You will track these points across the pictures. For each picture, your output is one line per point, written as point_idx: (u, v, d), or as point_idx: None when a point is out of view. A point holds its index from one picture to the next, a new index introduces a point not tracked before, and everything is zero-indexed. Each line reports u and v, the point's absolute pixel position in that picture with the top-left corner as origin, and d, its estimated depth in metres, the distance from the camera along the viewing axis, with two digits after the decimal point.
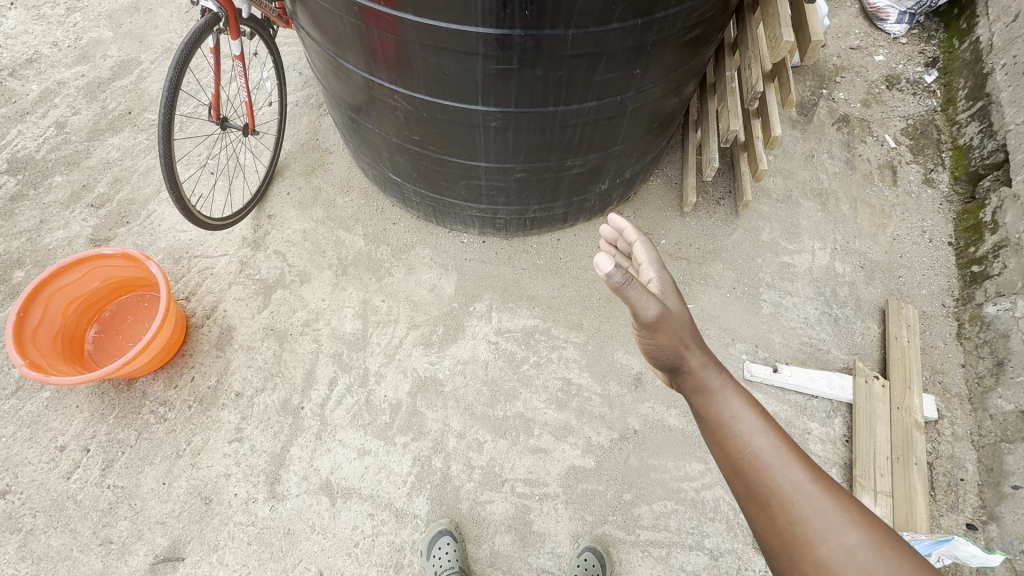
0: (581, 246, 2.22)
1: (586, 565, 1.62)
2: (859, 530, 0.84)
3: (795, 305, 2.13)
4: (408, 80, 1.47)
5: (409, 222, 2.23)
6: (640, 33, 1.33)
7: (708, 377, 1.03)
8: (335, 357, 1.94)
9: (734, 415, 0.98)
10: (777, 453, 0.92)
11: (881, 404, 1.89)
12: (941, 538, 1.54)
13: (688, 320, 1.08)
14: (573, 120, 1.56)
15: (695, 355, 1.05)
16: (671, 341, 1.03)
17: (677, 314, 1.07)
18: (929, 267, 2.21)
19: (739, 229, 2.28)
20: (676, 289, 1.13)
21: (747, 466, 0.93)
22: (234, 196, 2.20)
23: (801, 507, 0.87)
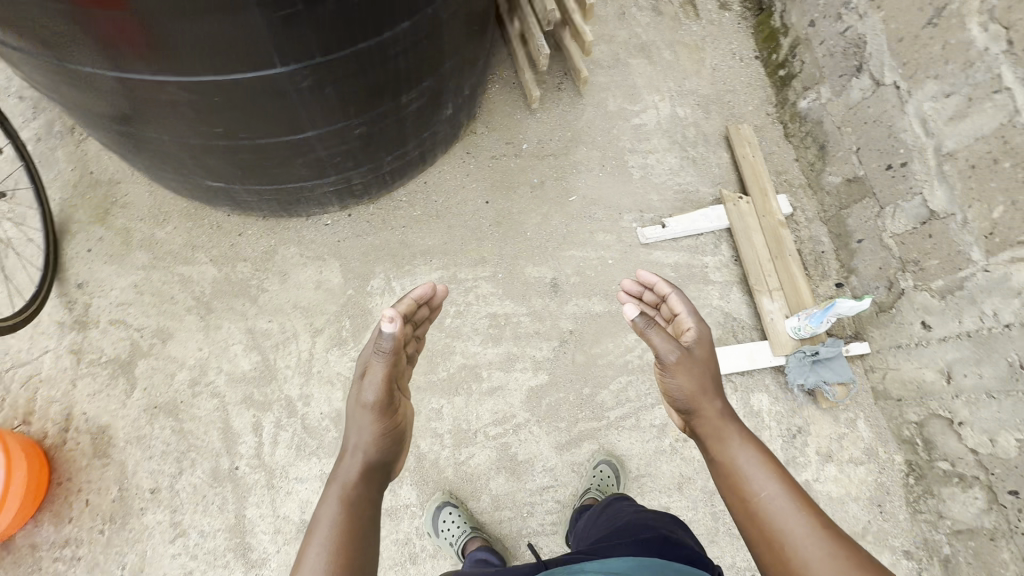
0: (451, 180, 2.11)
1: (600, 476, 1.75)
2: (858, 570, 0.93)
3: (658, 161, 2.26)
4: (176, 63, 1.17)
5: (256, 226, 1.92)
6: None
7: (726, 421, 1.19)
8: (247, 402, 1.72)
9: (746, 459, 1.12)
10: (780, 499, 1.04)
11: (750, 218, 2.13)
12: (827, 305, 1.83)
13: (710, 371, 1.24)
14: (392, 50, 1.37)
15: (715, 401, 1.21)
16: (691, 385, 1.21)
17: (697, 363, 1.24)
18: (748, 84, 2.43)
19: (587, 108, 2.30)
20: (708, 343, 1.29)
21: (756, 508, 1.06)
22: (17, 281, 1.77)
23: (802, 548, 0.98)
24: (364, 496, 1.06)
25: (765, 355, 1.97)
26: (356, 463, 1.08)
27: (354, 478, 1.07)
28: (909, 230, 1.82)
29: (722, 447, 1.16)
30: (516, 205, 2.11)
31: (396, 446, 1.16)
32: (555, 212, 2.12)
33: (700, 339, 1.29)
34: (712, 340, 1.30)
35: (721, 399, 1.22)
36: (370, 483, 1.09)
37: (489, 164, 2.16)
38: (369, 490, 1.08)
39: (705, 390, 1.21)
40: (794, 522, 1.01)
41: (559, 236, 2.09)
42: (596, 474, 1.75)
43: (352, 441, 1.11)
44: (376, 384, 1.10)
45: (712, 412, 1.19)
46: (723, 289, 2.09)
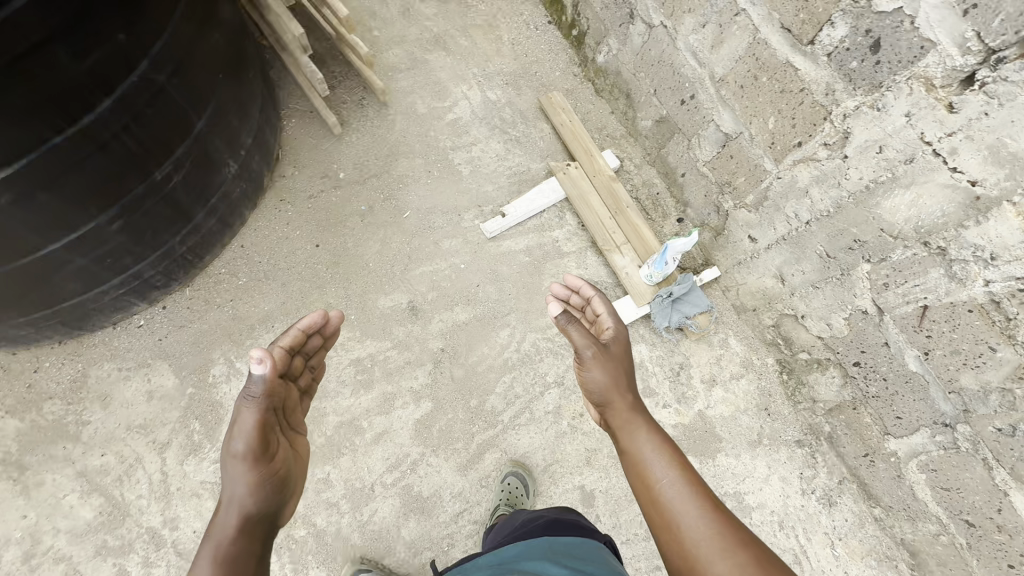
0: (272, 234, 1.95)
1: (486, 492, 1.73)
2: (745, 550, 0.94)
3: (483, 151, 2.23)
4: None
5: (58, 354, 1.69)
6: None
7: (635, 413, 1.19)
8: (104, 551, 1.53)
9: (650, 448, 1.12)
10: (678, 486, 1.04)
11: (583, 181, 2.16)
12: (664, 250, 1.89)
13: (622, 367, 1.26)
14: (105, 133, 1.21)
15: (625, 395, 1.21)
16: (606, 380, 1.22)
17: (611, 361, 1.26)
18: (549, 50, 2.44)
19: (397, 117, 2.21)
20: (620, 341, 1.32)
21: (653, 500, 1.05)
22: None
23: (695, 534, 0.98)
24: (246, 552, 0.92)
25: (630, 309, 2.00)
26: (233, 513, 0.95)
27: (232, 534, 0.93)
28: (715, 156, 1.91)
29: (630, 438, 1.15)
30: (350, 238, 1.99)
31: (286, 495, 1.03)
32: (393, 233, 2.03)
33: (615, 337, 1.33)
34: (627, 337, 1.33)
35: (631, 394, 1.23)
36: (250, 538, 0.94)
37: (309, 204, 2.01)
38: (250, 547, 0.93)
39: (619, 382, 1.23)
40: (689, 505, 1.02)
41: (404, 256, 2.00)
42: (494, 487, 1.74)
43: (230, 491, 0.98)
44: (249, 426, 1.00)
45: (623, 404, 1.20)
46: (578, 258, 2.11)
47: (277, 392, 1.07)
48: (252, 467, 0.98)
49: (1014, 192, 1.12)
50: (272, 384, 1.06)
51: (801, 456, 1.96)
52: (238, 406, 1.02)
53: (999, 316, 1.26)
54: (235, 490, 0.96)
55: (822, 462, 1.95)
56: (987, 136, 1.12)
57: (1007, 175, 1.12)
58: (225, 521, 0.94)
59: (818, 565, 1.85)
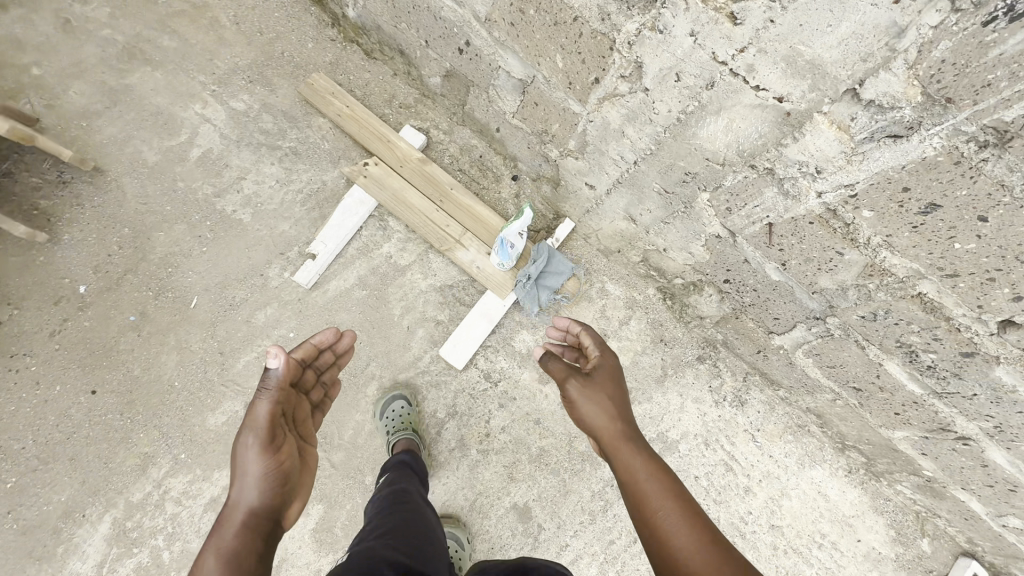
0: (23, 406, 1.47)
1: (398, 410, 1.64)
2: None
3: (257, 181, 1.76)
4: None
5: None
6: None
7: (627, 443, 1.01)
8: None
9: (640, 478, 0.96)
10: (674, 515, 0.89)
11: (391, 178, 1.77)
12: (500, 241, 1.70)
13: (611, 389, 1.10)
14: None
15: (616, 420, 1.05)
16: (594, 412, 1.06)
17: (597, 390, 1.09)
18: (286, 16, 1.88)
19: (124, 182, 1.66)
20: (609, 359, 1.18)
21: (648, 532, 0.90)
22: None
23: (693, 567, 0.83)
24: (253, 547, 0.81)
25: (496, 305, 1.77)
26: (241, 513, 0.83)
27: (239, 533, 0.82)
28: (520, 105, 1.60)
29: (621, 465, 0.99)
30: (134, 364, 1.55)
31: (297, 499, 0.91)
32: (187, 333, 1.60)
33: (603, 350, 1.19)
34: (615, 354, 1.18)
35: (621, 418, 1.05)
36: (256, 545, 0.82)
37: (55, 346, 1.52)
38: (253, 556, 0.80)
39: (606, 410, 1.05)
40: (684, 538, 0.86)
41: (214, 355, 1.61)
42: (391, 414, 1.64)
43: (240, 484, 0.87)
44: (262, 418, 0.92)
45: (612, 434, 1.03)
46: (421, 266, 1.80)
47: (290, 392, 0.99)
48: (265, 455, 0.89)
49: (822, 102, 0.95)
50: (287, 379, 0.98)
51: (705, 370, 1.97)
52: (252, 402, 0.94)
53: (838, 223, 1.17)
54: (250, 479, 0.86)
55: (725, 368, 1.97)
56: (779, 47, 0.92)
57: (810, 86, 0.94)
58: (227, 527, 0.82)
59: (748, 462, 1.95)
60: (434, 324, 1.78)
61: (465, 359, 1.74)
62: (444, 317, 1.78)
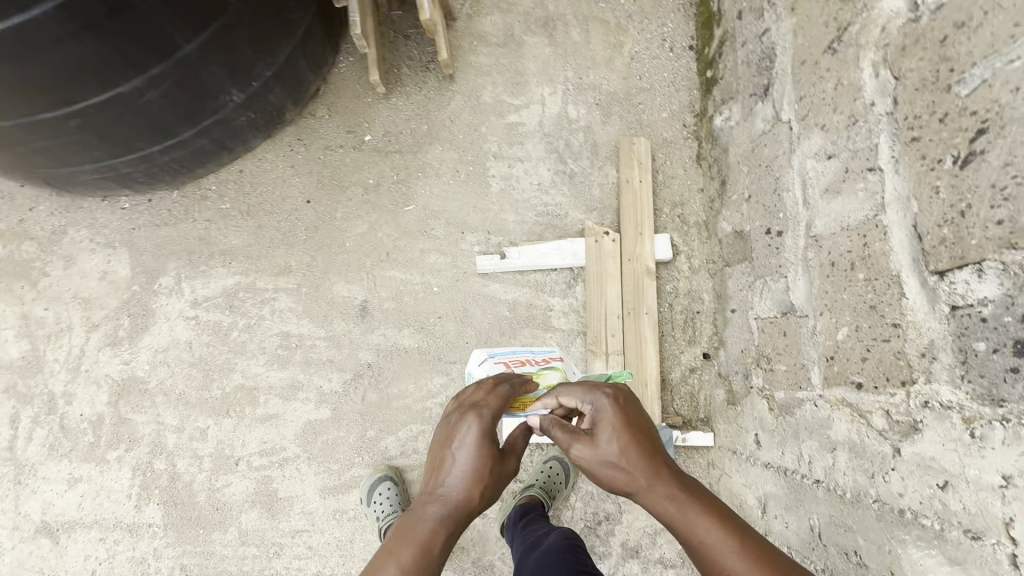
0: (270, 171, 1.83)
1: (384, 497, 1.62)
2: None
3: (526, 172, 1.88)
4: None
5: (49, 203, 1.77)
6: None
7: (649, 482, 0.87)
8: (10, 392, 1.67)
9: (670, 513, 0.86)
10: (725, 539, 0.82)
11: (612, 260, 1.75)
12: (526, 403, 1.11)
13: (624, 428, 0.90)
14: (49, 39, 1.09)
15: (632, 457, 0.89)
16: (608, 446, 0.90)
17: (601, 441, 0.90)
18: (670, 82, 1.94)
19: (456, 97, 1.92)
20: (614, 389, 0.96)
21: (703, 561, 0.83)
22: None
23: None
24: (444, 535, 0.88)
25: None
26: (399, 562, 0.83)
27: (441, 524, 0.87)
28: (772, 318, 1.40)
29: (665, 510, 0.86)
30: (342, 208, 1.84)
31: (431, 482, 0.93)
32: (385, 223, 1.84)
33: (598, 394, 0.95)
34: (618, 396, 0.95)
35: (642, 454, 0.89)
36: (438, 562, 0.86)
37: (320, 155, 1.86)
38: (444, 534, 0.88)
39: (619, 432, 0.90)
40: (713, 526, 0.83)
41: (383, 250, 1.82)
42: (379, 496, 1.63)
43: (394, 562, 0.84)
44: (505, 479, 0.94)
45: (624, 446, 0.89)
46: (563, 339, 1.77)
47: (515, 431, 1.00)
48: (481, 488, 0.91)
49: None
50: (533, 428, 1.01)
51: None
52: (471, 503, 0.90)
53: None
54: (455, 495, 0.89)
55: None
56: None
57: None
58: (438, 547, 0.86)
59: None
60: None
61: None
62: None
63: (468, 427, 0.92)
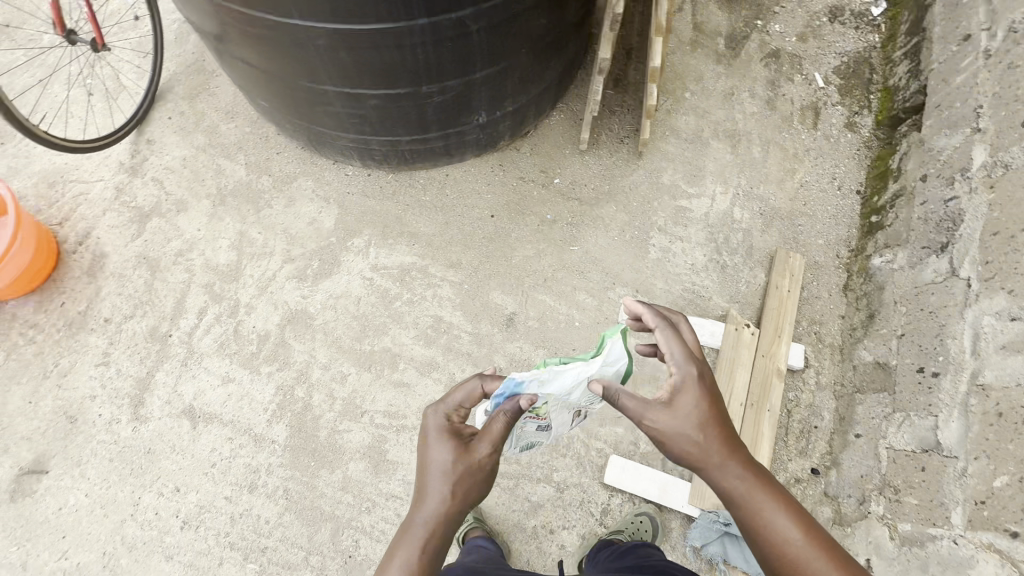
0: (470, 182, 2.13)
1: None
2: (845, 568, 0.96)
3: (684, 250, 2.08)
4: (244, 8, 1.38)
5: (293, 152, 2.14)
6: None
7: (724, 461, 1.01)
8: (207, 288, 1.95)
9: (738, 489, 1.00)
10: (791, 524, 0.97)
11: (745, 351, 1.88)
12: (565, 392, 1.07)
13: (707, 403, 1.01)
14: (409, 41, 1.44)
15: (709, 432, 1.01)
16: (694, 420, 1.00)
17: (683, 411, 1.00)
18: (832, 215, 2.13)
19: (640, 170, 2.18)
20: (702, 359, 1.04)
21: (762, 538, 0.98)
22: (95, 118, 2.13)
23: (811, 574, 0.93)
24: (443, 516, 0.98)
25: (679, 496, 1.75)
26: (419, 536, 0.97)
27: (432, 521, 0.97)
28: (909, 451, 1.52)
29: (733, 487, 1.00)
30: (517, 230, 2.08)
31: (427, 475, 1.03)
32: (549, 253, 2.06)
33: (690, 364, 1.02)
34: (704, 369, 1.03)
35: (721, 435, 1.01)
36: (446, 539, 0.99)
37: (513, 182, 2.14)
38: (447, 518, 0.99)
39: (704, 409, 1.00)
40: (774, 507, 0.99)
41: (542, 276, 2.02)
42: None
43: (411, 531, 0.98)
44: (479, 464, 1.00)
45: (706, 423, 1.00)
46: None
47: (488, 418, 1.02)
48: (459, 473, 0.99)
49: None
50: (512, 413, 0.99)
51: None
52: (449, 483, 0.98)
53: None
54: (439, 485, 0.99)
55: None
56: None
57: None
58: (446, 532, 0.98)
59: None
60: (631, 439, 1.83)
61: (615, 484, 1.76)
62: (641, 447, 1.82)
63: (434, 415, 1.07)
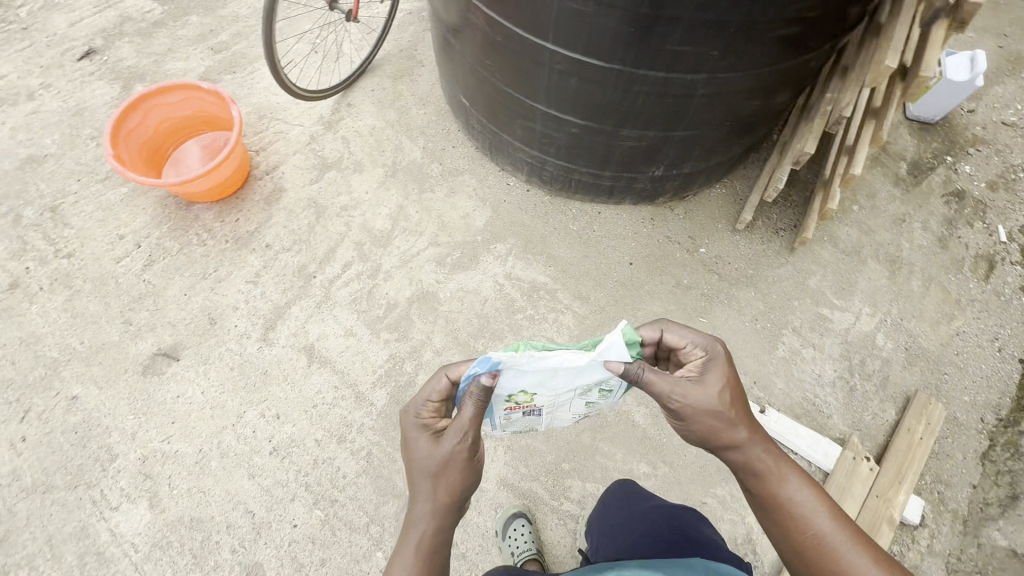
0: (618, 226, 2.18)
1: (520, 535, 1.68)
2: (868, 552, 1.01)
3: (813, 359, 1.99)
4: (505, 21, 1.51)
5: (467, 150, 2.29)
6: (714, 38, 1.35)
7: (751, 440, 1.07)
8: (357, 245, 2.10)
9: (765, 466, 1.07)
10: (814, 500, 1.04)
11: (859, 485, 1.76)
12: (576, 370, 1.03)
13: (735, 385, 1.07)
14: (637, 87, 1.52)
15: (738, 413, 1.06)
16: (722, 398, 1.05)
17: (710, 389, 1.05)
18: (985, 375, 1.98)
19: (788, 266, 2.14)
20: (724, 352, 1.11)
21: (788, 513, 1.04)
22: (314, 72, 2.39)
23: (835, 546, 0.99)
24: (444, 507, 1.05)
25: None
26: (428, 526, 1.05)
27: (432, 510, 1.05)
28: None
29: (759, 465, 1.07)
30: (651, 285, 2.09)
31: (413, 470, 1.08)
32: (676, 317, 2.04)
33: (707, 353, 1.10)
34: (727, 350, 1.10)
35: (746, 415, 1.07)
36: (449, 525, 1.07)
37: (659, 238, 2.17)
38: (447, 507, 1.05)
39: (732, 391, 1.07)
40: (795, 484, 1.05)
41: None
42: (513, 533, 1.68)
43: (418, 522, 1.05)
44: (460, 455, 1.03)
45: (734, 402, 1.06)
46: None
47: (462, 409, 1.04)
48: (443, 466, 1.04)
49: None
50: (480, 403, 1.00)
51: None
52: (442, 475, 1.04)
53: None
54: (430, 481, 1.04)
55: None
56: None
57: None
58: (443, 520, 1.06)
59: None
60: None
61: None
62: None
63: (406, 418, 1.10)
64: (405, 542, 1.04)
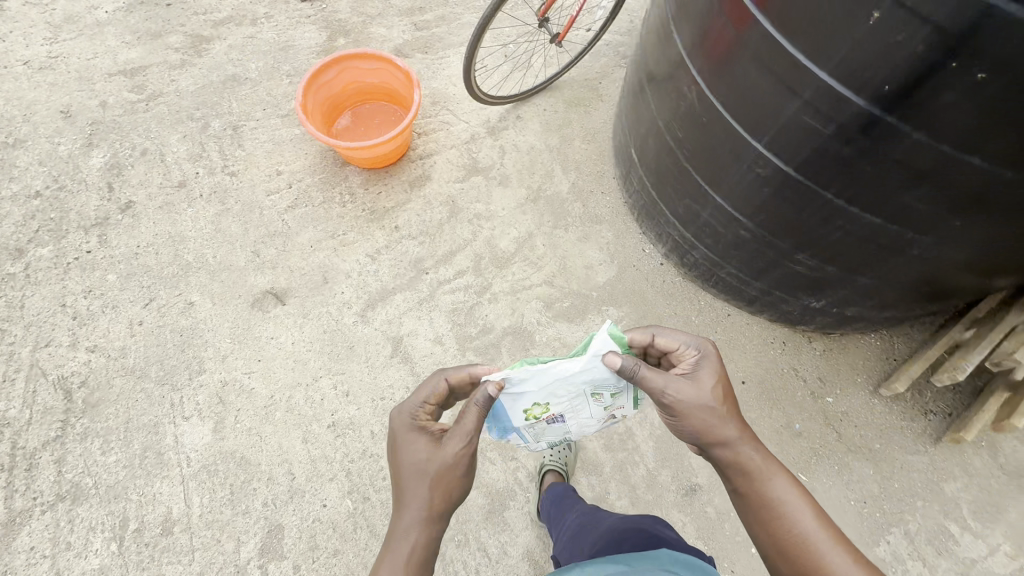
0: (744, 336, 1.98)
1: None
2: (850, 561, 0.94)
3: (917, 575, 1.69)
4: (718, 107, 1.38)
5: (615, 201, 2.19)
6: (964, 208, 1.14)
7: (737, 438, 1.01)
8: (476, 258, 2.08)
9: (754, 464, 1.00)
10: (797, 499, 0.97)
11: None
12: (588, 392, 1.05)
13: (726, 381, 1.03)
14: (839, 222, 1.34)
15: (727, 409, 1.02)
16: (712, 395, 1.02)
17: (703, 385, 1.02)
18: None
19: (925, 456, 1.82)
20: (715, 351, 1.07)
21: (774, 517, 0.96)
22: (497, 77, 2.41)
23: (818, 548, 0.92)
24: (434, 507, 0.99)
25: None
26: (421, 532, 0.98)
27: (426, 518, 0.99)
28: None
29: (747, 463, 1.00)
30: (757, 413, 1.87)
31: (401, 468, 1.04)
32: None
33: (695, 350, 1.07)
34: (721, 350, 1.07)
35: (733, 413, 1.02)
36: (440, 531, 1.00)
37: (785, 367, 1.94)
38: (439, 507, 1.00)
39: (721, 387, 1.03)
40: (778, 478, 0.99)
41: None
42: None
43: (404, 525, 0.98)
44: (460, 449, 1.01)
45: (721, 399, 1.02)
46: None
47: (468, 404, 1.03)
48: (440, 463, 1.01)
49: None
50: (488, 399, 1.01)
51: None
52: (439, 472, 1.00)
53: None
54: (423, 479, 1.00)
55: None
56: None
57: None
58: (433, 525, 1.00)
59: None
60: None
61: None
62: None
63: (402, 411, 1.07)
64: (393, 553, 0.96)
